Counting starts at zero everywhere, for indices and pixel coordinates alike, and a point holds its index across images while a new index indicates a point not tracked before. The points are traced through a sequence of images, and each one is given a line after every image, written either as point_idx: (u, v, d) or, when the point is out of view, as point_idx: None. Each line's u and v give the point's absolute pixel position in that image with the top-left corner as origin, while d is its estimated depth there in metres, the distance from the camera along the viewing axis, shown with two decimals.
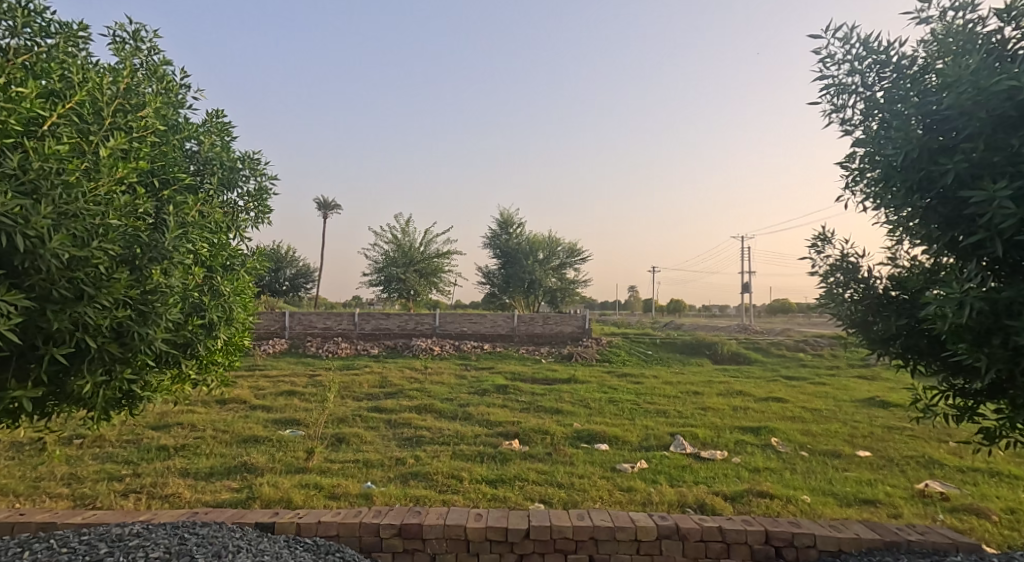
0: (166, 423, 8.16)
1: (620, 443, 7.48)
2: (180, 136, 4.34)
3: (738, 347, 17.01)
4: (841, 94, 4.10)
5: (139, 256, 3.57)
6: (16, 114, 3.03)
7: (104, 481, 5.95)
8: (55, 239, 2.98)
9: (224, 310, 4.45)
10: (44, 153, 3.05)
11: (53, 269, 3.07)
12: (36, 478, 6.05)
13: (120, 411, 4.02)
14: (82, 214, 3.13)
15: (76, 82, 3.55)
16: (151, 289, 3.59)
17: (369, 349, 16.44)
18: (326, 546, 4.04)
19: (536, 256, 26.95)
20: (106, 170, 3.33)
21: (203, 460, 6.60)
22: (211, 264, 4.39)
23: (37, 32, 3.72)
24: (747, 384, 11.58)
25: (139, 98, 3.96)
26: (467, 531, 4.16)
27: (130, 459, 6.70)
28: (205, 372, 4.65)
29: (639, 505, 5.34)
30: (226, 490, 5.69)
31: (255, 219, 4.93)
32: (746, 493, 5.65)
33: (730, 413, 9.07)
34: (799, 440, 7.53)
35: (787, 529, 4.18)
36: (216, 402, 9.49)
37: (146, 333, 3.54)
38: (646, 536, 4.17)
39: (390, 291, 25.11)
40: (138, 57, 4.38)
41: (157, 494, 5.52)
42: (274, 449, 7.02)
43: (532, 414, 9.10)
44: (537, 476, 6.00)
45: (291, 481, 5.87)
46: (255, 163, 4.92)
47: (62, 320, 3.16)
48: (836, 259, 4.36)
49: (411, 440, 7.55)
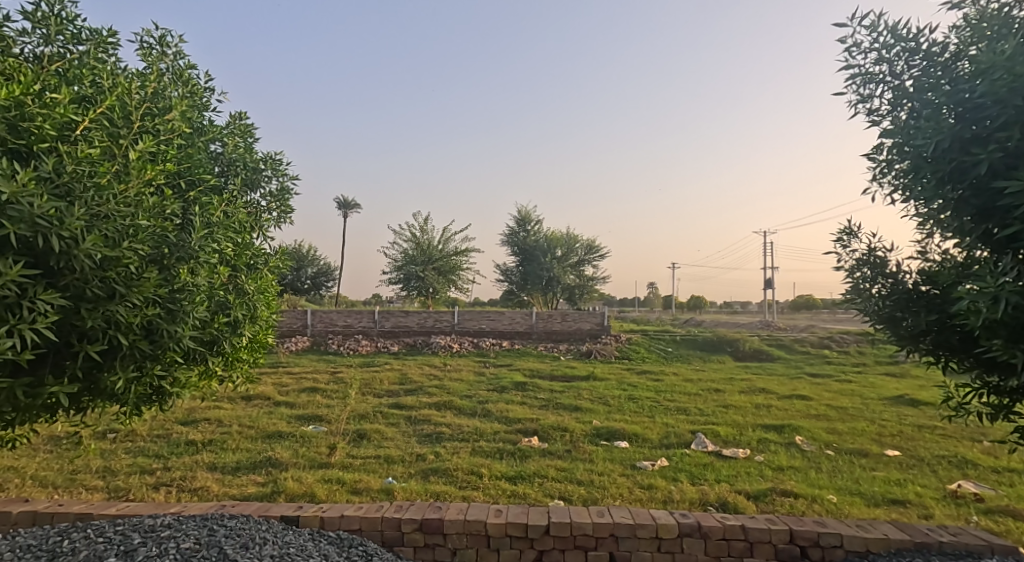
0: (194, 418, 8.24)
1: (640, 440, 7.41)
2: (205, 138, 4.35)
3: (761, 344, 16.83)
4: (868, 83, 4.02)
5: (167, 256, 3.57)
6: (50, 120, 3.11)
7: (137, 474, 6.01)
8: (89, 240, 3.00)
9: (249, 308, 4.45)
10: (77, 157, 3.08)
11: (87, 269, 3.09)
12: (73, 471, 6.13)
13: (150, 407, 4.04)
14: (113, 215, 3.15)
15: (106, 88, 3.61)
16: (179, 289, 3.59)
17: (389, 346, 16.46)
18: (349, 540, 4.02)
19: (554, 253, 26.99)
20: (135, 173, 3.32)
21: (229, 455, 6.63)
22: (236, 263, 4.38)
23: (70, 39, 3.84)
24: (770, 382, 11.47)
25: (166, 102, 3.99)
26: (488, 526, 4.11)
27: (161, 453, 6.75)
28: (231, 369, 4.63)
29: (660, 503, 5.30)
30: (252, 484, 5.71)
31: (278, 218, 4.92)
32: (770, 492, 5.57)
33: (752, 411, 8.92)
34: (824, 438, 7.40)
35: (813, 529, 4.09)
36: (241, 398, 9.57)
37: (175, 331, 3.56)
38: (667, 533, 4.10)
39: (409, 289, 25.19)
40: (165, 61, 4.40)
41: (187, 488, 5.56)
42: (298, 445, 7.05)
43: (551, 411, 9.06)
44: (557, 474, 5.96)
45: (315, 475, 5.88)
46: (277, 163, 4.92)
47: (96, 319, 3.19)
48: (862, 253, 4.26)
49: (431, 436, 7.55)
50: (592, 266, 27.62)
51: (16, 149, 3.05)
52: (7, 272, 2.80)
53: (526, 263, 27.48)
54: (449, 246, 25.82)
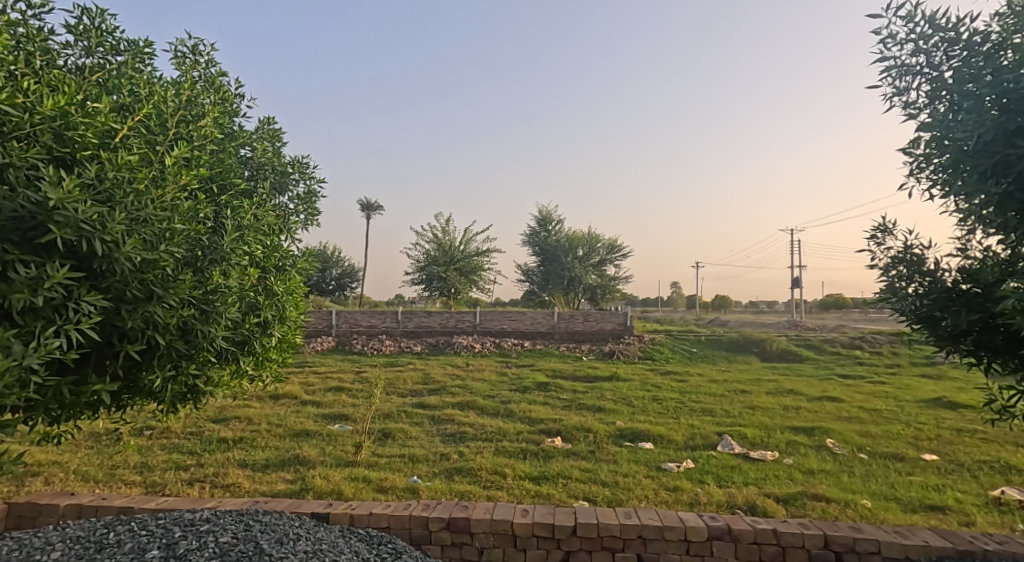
0: (225, 416, 8.29)
1: (665, 442, 7.28)
2: (236, 143, 4.34)
3: (789, 344, 16.54)
4: (904, 76, 3.89)
5: (200, 258, 3.65)
6: (93, 128, 3.14)
7: (172, 470, 6.05)
8: (129, 244, 3.03)
9: (278, 309, 4.43)
10: (117, 163, 3.12)
11: (127, 272, 3.12)
12: (113, 466, 6.20)
13: (185, 405, 4.04)
14: (151, 219, 3.18)
15: (143, 96, 3.69)
16: (213, 290, 3.63)
17: (412, 346, 16.48)
18: (378, 537, 3.98)
19: (576, 252, 26.85)
20: (171, 177, 3.36)
21: (259, 452, 6.65)
22: (265, 264, 4.37)
23: (109, 51, 3.89)
24: (799, 383, 11.26)
25: (199, 109, 4.00)
26: (514, 526, 4.05)
27: (195, 450, 6.80)
28: (261, 369, 4.60)
29: (686, 505, 5.20)
30: (281, 481, 5.72)
31: (305, 221, 4.90)
32: (800, 496, 5.43)
33: (780, 413, 8.74)
34: (856, 442, 7.21)
35: (848, 535, 3.96)
36: (269, 397, 9.62)
37: (209, 331, 3.59)
38: (696, 536, 3.99)
39: (431, 289, 25.23)
40: (197, 70, 4.39)
41: (220, 484, 5.59)
42: (324, 443, 7.05)
43: (574, 412, 8.96)
44: (581, 475, 5.87)
45: (342, 473, 5.87)
46: (304, 166, 4.90)
47: (136, 319, 3.23)
48: (897, 251, 4.11)
49: (454, 436, 7.49)
50: (614, 266, 27.41)
51: (60, 156, 3.06)
52: (54, 275, 2.84)
53: (547, 264, 27.39)
54: (470, 247, 25.82)
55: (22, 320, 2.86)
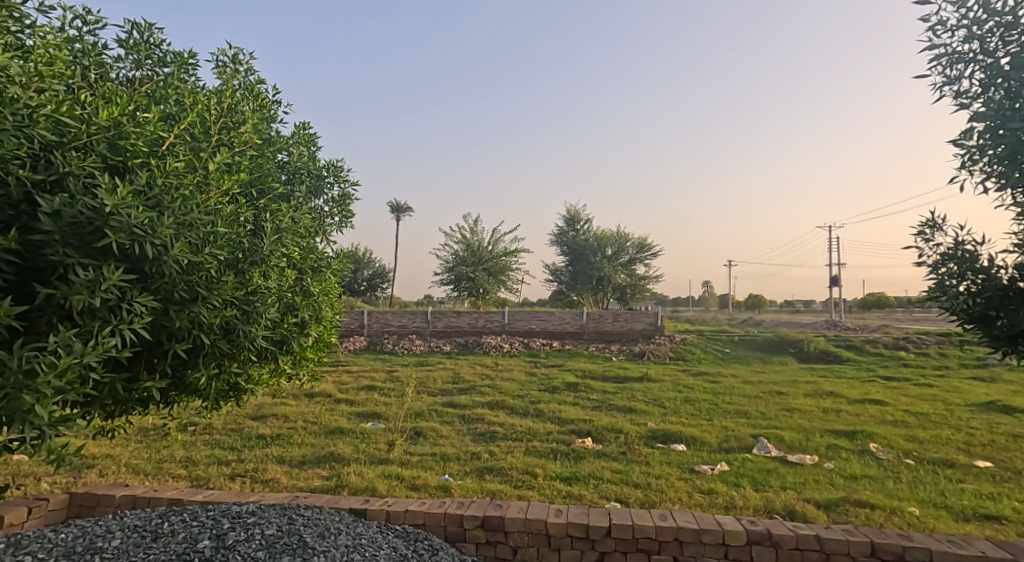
0: (263, 414, 8.34)
1: (698, 444, 7.10)
2: (274, 148, 4.32)
3: (828, 345, 16.10)
4: (956, 64, 3.68)
5: (241, 260, 3.63)
6: (144, 137, 3.14)
7: (215, 464, 6.07)
8: (177, 247, 3.01)
9: (314, 310, 4.38)
10: (166, 170, 3.15)
11: (174, 275, 3.11)
12: (160, 460, 6.25)
13: (226, 403, 4.08)
14: (196, 223, 3.16)
15: (188, 105, 3.66)
16: (253, 291, 3.64)
17: (442, 346, 16.46)
18: (415, 533, 3.89)
19: (604, 252, 26.61)
20: (214, 183, 3.44)
21: (296, 449, 6.65)
22: (302, 266, 4.32)
23: (157, 62, 4.06)
24: (839, 385, 10.92)
25: (239, 116, 4.00)
26: (549, 526, 3.93)
27: (236, 445, 6.82)
28: (299, 368, 4.52)
29: (722, 509, 5.03)
30: (318, 477, 5.70)
31: (339, 223, 4.85)
32: (843, 502, 5.22)
33: (819, 416, 8.47)
34: (903, 446, 6.93)
35: (897, 542, 3.76)
36: (305, 395, 9.66)
37: (251, 331, 3.61)
38: (734, 540, 3.82)
39: (460, 289, 25.24)
40: (237, 78, 4.40)
41: (259, 479, 5.60)
42: (358, 441, 7.02)
43: (603, 412, 8.80)
44: (613, 475, 5.74)
45: (376, 471, 5.82)
46: (338, 170, 4.86)
47: (183, 319, 3.25)
48: (948, 248, 3.90)
49: (484, 435, 7.39)
50: (643, 265, 27.08)
51: (114, 165, 3.04)
52: (110, 276, 2.83)
53: (575, 264, 27.20)
54: (498, 247, 25.77)
55: (80, 320, 2.87)
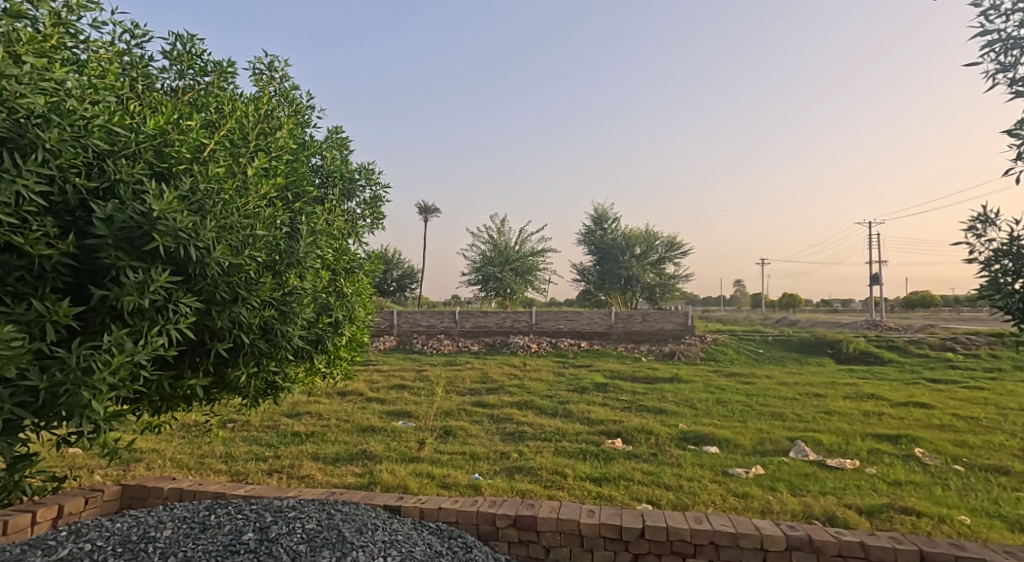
0: (298, 411, 8.34)
1: (731, 446, 6.90)
2: (308, 152, 4.26)
3: (868, 346, 15.61)
4: (1011, 49, 3.46)
5: (278, 261, 3.57)
6: (186, 144, 3.24)
7: (253, 460, 6.07)
8: (219, 250, 3.08)
9: (348, 310, 4.30)
10: (207, 175, 3.20)
11: (216, 277, 3.17)
12: (203, 455, 6.27)
13: (265, 401, 4.06)
14: (237, 226, 3.24)
15: (226, 112, 3.71)
16: (289, 292, 3.62)
17: (470, 346, 16.39)
18: (449, 531, 3.80)
19: (632, 252, 26.31)
20: (253, 187, 3.44)
21: (330, 446, 6.62)
22: (335, 267, 4.27)
23: (198, 72, 4.03)
24: (881, 387, 10.55)
25: (276, 121, 3.99)
26: (581, 526, 3.80)
27: (272, 442, 6.82)
28: (333, 367, 4.46)
29: (757, 513, 4.85)
30: (351, 474, 5.65)
31: (372, 225, 4.77)
32: (886, 509, 4.99)
33: (860, 419, 8.19)
34: (951, 452, 6.64)
35: (948, 552, 3.55)
36: (337, 393, 9.65)
37: (287, 330, 3.60)
38: (773, 545, 3.64)
39: (487, 289, 25.17)
40: (273, 85, 4.39)
41: (295, 475, 5.59)
42: (389, 439, 6.96)
43: (633, 413, 8.62)
44: (643, 477, 5.59)
45: (407, 468, 5.76)
46: (370, 172, 4.78)
47: (224, 319, 3.30)
48: (1002, 243, 3.67)
49: (513, 435, 7.27)
50: (671, 264, 26.70)
51: (160, 171, 3.15)
52: (158, 279, 2.91)
53: (602, 263, 26.94)
54: (525, 247, 25.66)
55: (131, 320, 2.96)
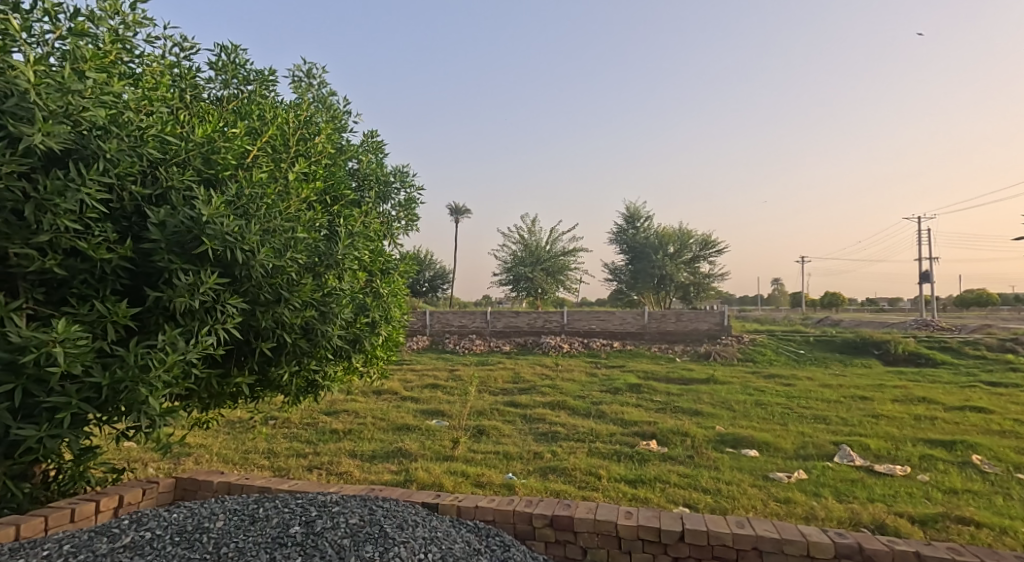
0: (336, 409, 8.31)
1: (772, 450, 6.64)
2: (345, 156, 4.22)
3: (916, 347, 15.03)
4: None
5: (318, 264, 3.50)
6: (231, 151, 3.31)
7: (294, 456, 6.03)
8: (263, 252, 3.08)
9: (384, 310, 4.21)
10: (251, 181, 3.27)
11: (259, 278, 3.15)
12: (245, 450, 6.26)
13: (306, 400, 4.00)
14: (279, 229, 3.23)
15: (270, 120, 3.71)
16: (328, 293, 3.53)
17: (502, 346, 16.27)
18: (485, 530, 3.68)
19: (665, 251, 25.92)
20: (293, 192, 3.45)
21: (367, 443, 6.56)
22: (371, 268, 4.19)
23: (241, 81, 4.04)
24: (933, 390, 10.11)
25: (315, 126, 4.02)
26: (619, 527, 3.64)
27: (310, 439, 6.79)
28: (369, 366, 4.37)
29: (802, 520, 4.62)
30: (387, 471, 5.57)
31: (406, 227, 4.68)
32: (942, 518, 4.71)
33: (911, 423, 7.83)
34: (1011, 459, 6.29)
35: None
36: (373, 392, 9.62)
37: (327, 331, 3.53)
38: (821, 553, 3.42)
39: (518, 289, 25.03)
40: (311, 91, 4.41)
41: (334, 471, 5.53)
42: (424, 437, 6.87)
43: (670, 415, 8.39)
44: (680, 480, 5.39)
45: (443, 467, 5.65)
46: (405, 174, 4.69)
47: (268, 320, 3.27)
48: None
49: (546, 435, 7.12)
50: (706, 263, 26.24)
51: (208, 178, 3.23)
52: (206, 280, 2.94)
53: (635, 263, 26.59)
54: (558, 247, 25.48)
55: (182, 320, 3.00)
